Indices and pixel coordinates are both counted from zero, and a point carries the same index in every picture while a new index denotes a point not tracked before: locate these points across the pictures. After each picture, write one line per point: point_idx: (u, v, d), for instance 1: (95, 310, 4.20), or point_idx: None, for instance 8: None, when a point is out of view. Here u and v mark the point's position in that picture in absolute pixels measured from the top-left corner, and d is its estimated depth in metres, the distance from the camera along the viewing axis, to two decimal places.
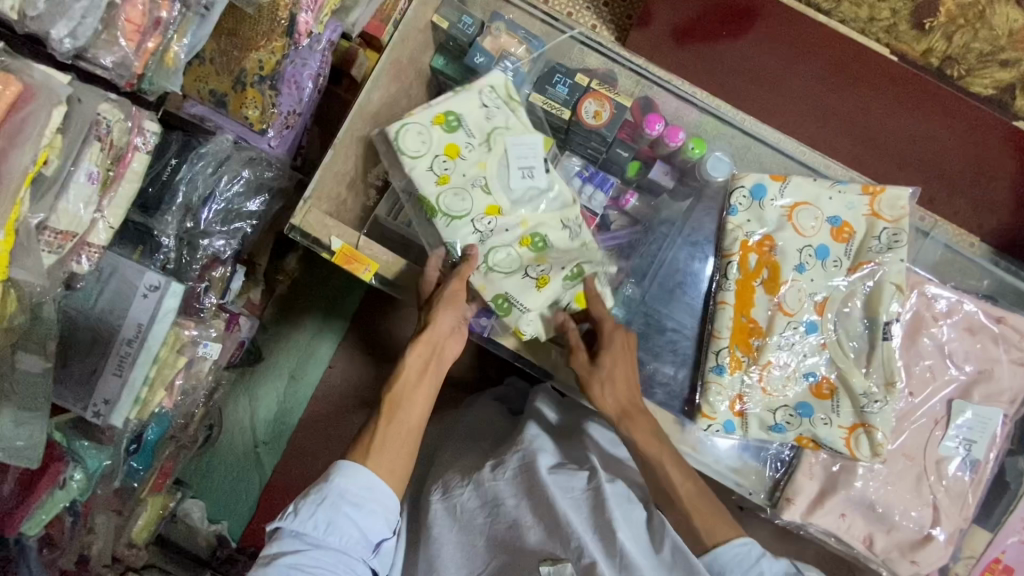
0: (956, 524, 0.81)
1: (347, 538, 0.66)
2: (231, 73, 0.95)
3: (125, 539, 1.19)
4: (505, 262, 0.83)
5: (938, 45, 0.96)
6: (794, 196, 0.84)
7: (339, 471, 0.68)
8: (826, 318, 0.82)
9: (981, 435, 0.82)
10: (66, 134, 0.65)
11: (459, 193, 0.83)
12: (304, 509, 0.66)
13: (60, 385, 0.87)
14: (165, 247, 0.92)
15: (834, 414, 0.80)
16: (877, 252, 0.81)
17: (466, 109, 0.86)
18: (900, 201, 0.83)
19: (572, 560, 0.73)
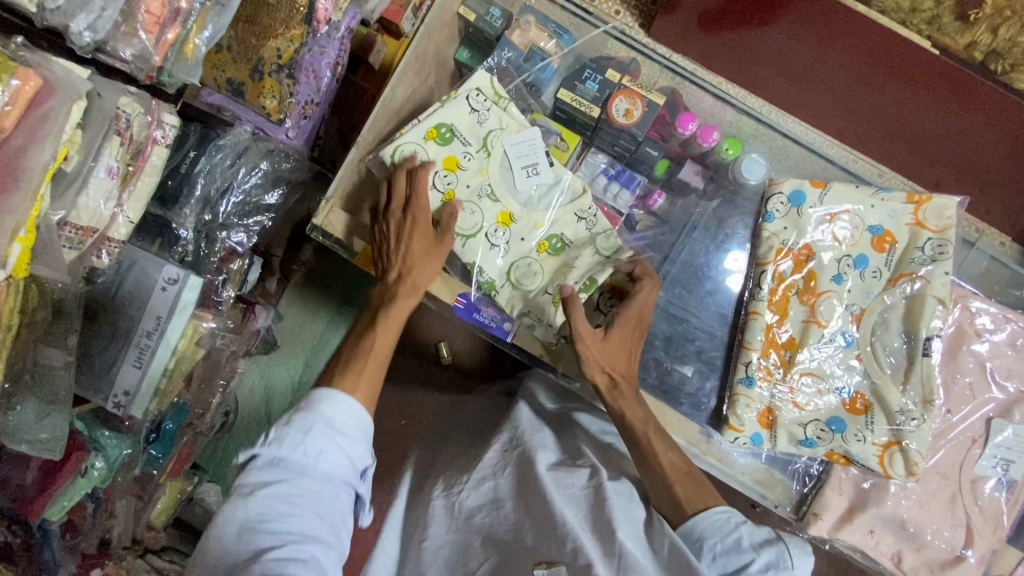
0: (989, 546, 0.80)
1: (335, 464, 0.64)
2: (248, 62, 0.92)
3: (145, 521, 1.21)
4: (524, 278, 0.83)
5: (983, 38, 0.93)
6: (833, 204, 0.83)
7: (324, 398, 0.67)
8: (864, 330, 0.80)
9: (1020, 455, 0.80)
10: (87, 131, 0.64)
11: (471, 208, 0.83)
12: (289, 437, 0.64)
13: (82, 376, 0.88)
14: (184, 239, 0.92)
15: (868, 431, 0.79)
16: (920, 264, 0.79)
17: (457, 117, 0.84)
18: (946, 211, 0.80)
19: (567, 563, 0.70)
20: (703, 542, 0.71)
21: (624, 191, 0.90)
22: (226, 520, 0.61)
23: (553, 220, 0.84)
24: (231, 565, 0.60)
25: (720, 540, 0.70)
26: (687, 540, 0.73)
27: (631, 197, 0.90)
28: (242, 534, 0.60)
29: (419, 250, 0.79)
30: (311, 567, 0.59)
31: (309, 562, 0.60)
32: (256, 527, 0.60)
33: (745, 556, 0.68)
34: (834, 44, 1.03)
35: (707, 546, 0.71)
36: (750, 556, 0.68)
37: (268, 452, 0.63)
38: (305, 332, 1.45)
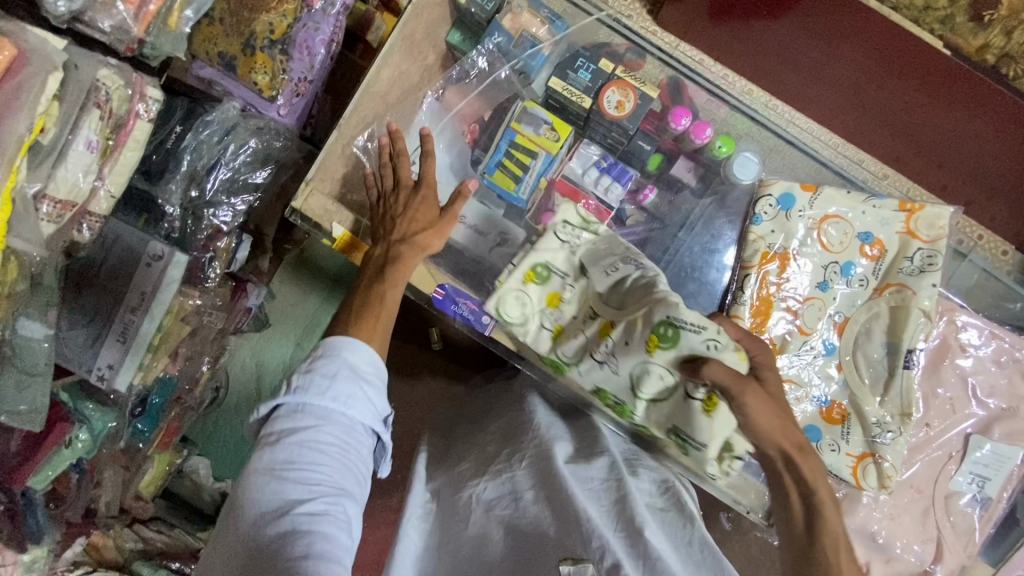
0: (958, 561, 0.80)
1: (360, 411, 0.65)
2: (241, 36, 0.91)
3: (133, 491, 1.23)
4: (653, 387, 0.70)
5: (996, 41, 0.88)
6: (823, 209, 0.81)
7: (344, 346, 0.67)
8: (846, 340, 0.80)
9: (995, 473, 0.80)
10: (64, 102, 0.63)
11: (517, 298, 0.76)
12: (316, 384, 0.64)
13: (66, 348, 0.88)
14: (170, 216, 0.91)
15: (843, 441, 0.78)
16: (908, 275, 0.78)
17: (840, 207, 0.81)
18: (939, 220, 0.79)
19: (594, 561, 0.66)
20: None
21: (619, 185, 0.89)
22: (257, 474, 0.62)
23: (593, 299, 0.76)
24: (260, 514, 0.59)
25: None
26: None
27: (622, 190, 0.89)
28: (275, 484, 0.61)
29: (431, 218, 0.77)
30: (346, 516, 0.61)
31: (345, 510, 0.61)
32: (290, 478, 0.60)
33: None
34: (840, 37, 1.00)
35: None
36: None
37: (297, 401, 0.63)
38: (296, 312, 1.45)
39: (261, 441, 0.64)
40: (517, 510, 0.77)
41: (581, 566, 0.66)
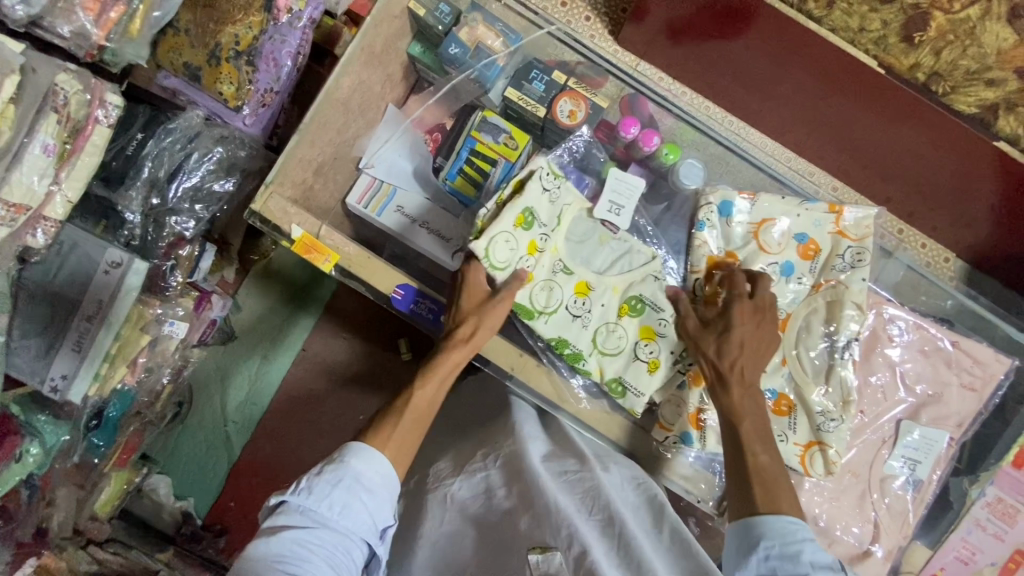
0: (894, 541, 0.84)
1: (357, 522, 0.65)
2: (206, 47, 0.91)
3: (88, 511, 1.19)
4: (610, 342, 0.83)
5: (926, 60, 0.93)
6: (760, 214, 0.86)
7: (356, 452, 0.68)
8: (788, 335, 0.83)
9: (925, 455, 0.85)
10: (20, 104, 0.63)
11: (508, 239, 0.78)
12: (318, 488, 0.65)
13: (18, 358, 0.86)
14: (130, 223, 0.91)
15: (791, 432, 0.81)
16: (840, 270, 0.84)
17: (779, 212, 0.86)
18: (864, 221, 0.85)
19: (561, 549, 0.66)
20: (760, 541, 0.65)
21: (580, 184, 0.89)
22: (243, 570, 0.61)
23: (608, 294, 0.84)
24: None
25: (779, 546, 0.64)
26: (742, 533, 0.67)
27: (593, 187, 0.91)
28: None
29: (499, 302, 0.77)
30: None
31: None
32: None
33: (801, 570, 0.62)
34: (790, 58, 1.06)
35: (762, 545, 0.64)
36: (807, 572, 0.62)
37: (294, 501, 0.64)
38: (265, 325, 1.44)
39: (256, 534, 0.64)
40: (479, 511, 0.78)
41: (549, 555, 0.65)
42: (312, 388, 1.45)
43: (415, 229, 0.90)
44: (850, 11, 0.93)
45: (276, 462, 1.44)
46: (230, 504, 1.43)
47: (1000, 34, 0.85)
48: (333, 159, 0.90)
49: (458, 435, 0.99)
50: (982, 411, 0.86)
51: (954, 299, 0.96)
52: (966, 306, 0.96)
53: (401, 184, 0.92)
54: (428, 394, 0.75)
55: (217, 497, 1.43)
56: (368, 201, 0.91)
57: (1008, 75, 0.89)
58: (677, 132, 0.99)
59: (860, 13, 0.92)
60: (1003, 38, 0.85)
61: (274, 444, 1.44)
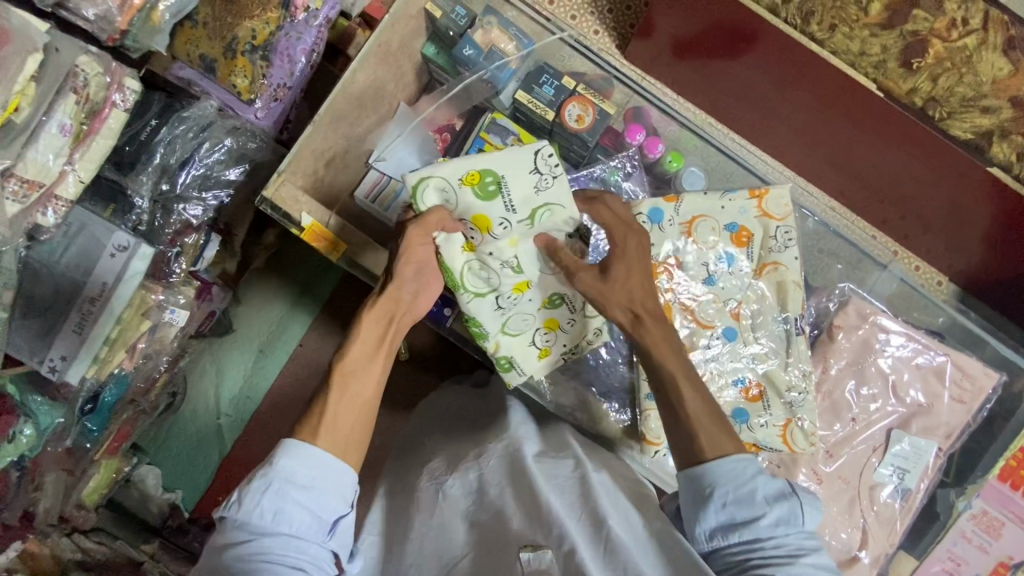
0: (881, 548, 0.89)
1: (299, 522, 0.62)
2: (223, 40, 0.94)
3: (75, 498, 1.17)
4: (515, 324, 0.86)
5: (924, 85, 0.96)
6: (690, 212, 0.89)
7: (281, 452, 0.64)
8: (742, 324, 0.89)
9: (913, 465, 0.90)
10: (40, 83, 0.65)
11: (443, 188, 0.80)
12: (247, 499, 0.62)
13: (18, 338, 0.87)
14: (138, 208, 0.92)
15: (768, 415, 0.87)
16: (779, 252, 0.89)
17: (702, 204, 0.89)
18: (783, 198, 0.89)
19: (554, 547, 0.67)
20: (714, 489, 0.69)
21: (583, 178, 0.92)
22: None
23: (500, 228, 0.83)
24: None
25: (733, 489, 0.68)
26: (697, 485, 0.70)
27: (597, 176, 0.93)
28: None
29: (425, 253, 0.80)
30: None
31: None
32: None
33: (757, 509, 0.67)
34: (793, 78, 1.09)
35: (717, 494, 0.68)
36: (762, 510, 0.67)
37: (233, 516, 0.62)
38: (262, 318, 1.45)
39: (204, 557, 0.63)
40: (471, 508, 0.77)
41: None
42: (307, 383, 1.46)
43: None
44: (852, 36, 0.96)
45: (267, 455, 1.44)
46: (220, 498, 1.42)
47: (996, 64, 0.85)
48: (344, 152, 0.92)
49: (451, 432, 0.99)
50: (971, 423, 0.91)
51: (946, 314, 0.98)
52: (958, 321, 0.97)
53: (410, 181, 0.92)
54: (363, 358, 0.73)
55: (205, 492, 1.42)
56: (376, 197, 0.91)
57: (1003, 104, 0.90)
58: (678, 139, 1.01)
59: (861, 38, 0.95)
60: (1000, 68, 0.85)
61: (267, 438, 1.44)
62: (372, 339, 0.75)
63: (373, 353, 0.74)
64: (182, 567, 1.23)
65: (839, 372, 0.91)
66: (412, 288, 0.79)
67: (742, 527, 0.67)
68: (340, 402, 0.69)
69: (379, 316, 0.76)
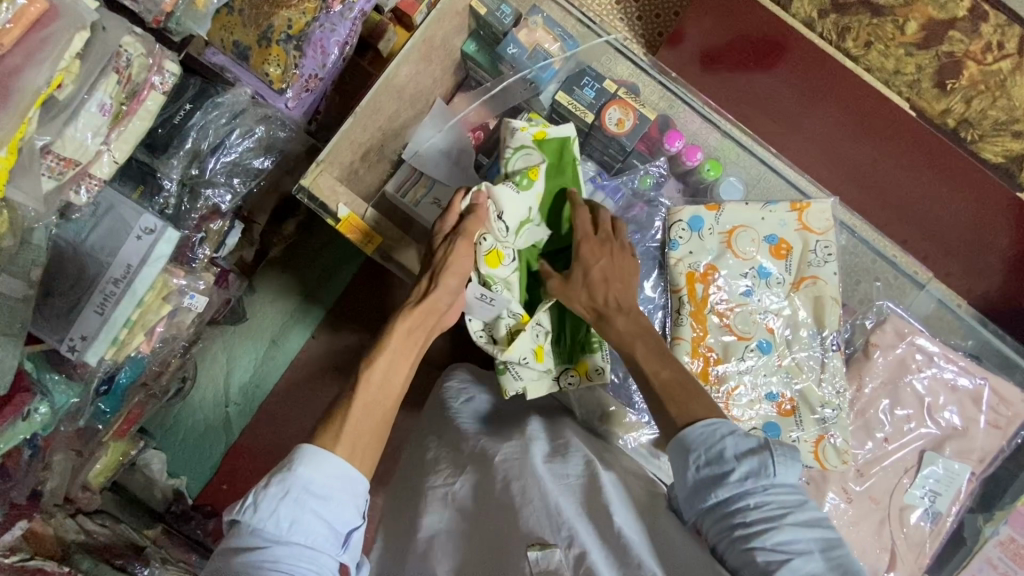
0: (909, 570, 0.88)
1: (314, 535, 0.60)
2: (258, 27, 0.94)
3: (82, 480, 1.16)
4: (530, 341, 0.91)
5: (957, 107, 0.95)
6: (729, 223, 0.92)
7: (302, 458, 0.61)
8: (776, 335, 0.91)
9: (946, 488, 0.90)
10: (86, 62, 0.64)
11: (527, 158, 0.88)
12: (264, 505, 0.59)
13: (39, 315, 0.86)
14: (166, 190, 0.92)
15: (800, 430, 0.88)
16: (816, 266, 0.91)
17: (745, 216, 0.92)
18: (824, 213, 0.92)
19: (561, 547, 0.63)
20: (687, 453, 0.66)
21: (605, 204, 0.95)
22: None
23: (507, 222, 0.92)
24: None
25: (704, 453, 0.65)
26: (673, 450, 0.68)
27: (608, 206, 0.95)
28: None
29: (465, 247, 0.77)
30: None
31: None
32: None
33: (727, 466, 0.64)
34: (823, 91, 1.08)
35: (690, 460, 0.65)
36: (732, 466, 0.63)
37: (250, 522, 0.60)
38: (277, 307, 1.44)
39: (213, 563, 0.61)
40: (484, 508, 0.75)
41: (550, 551, 0.62)
42: (319, 376, 1.45)
43: None
44: (887, 53, 0.96)
45: (275, 446, 1.43)
46: (223, 487, 1.42)
47: None
48: (379, 145, 0.93)
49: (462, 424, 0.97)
50: (1005, 448, 0.92)
51: (976, 337, 0.99)
52: (990, 344, 0.99)
53: (439, 176, 0.92)
54: (397, 381, 0.71)
55: (210, 480, 1.42)
56: (406, 192, 0.93)
57: None
58: (719, 149, 1.01)
59: (896, 55, 0.95)
60: None
61: (276, 429, 1.44)
62: (405, 342, 0.73)
63: (400, 363, 0.72)
64: (185, 553, 1.24)
65: (873, 391, 0.92)
66: (450, 299, 0.77)
67: (718, 487, 0.64)
68: (365, 410, 0.68)
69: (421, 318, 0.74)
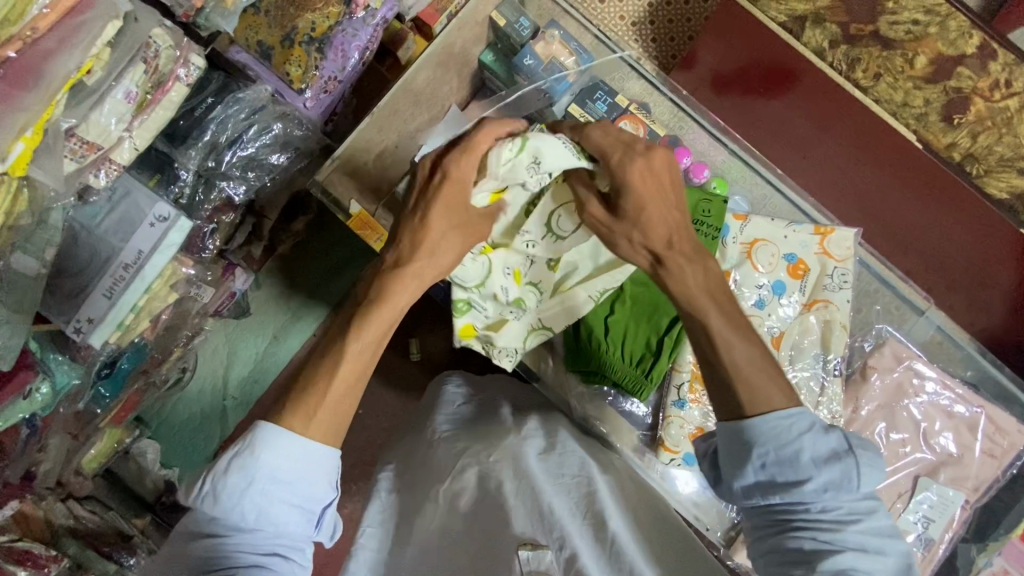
0: None
1: (282, 520, 0.60)
2: (282, 28, 0.96)
3: (75, 465, 1.15)
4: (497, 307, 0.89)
5: (963, 141, 1.02)
6: (753, 234, 0.93)
7: (261, 446, 0.60)
8: (781, 352, 0.91)
9: (939, 515, 0.90)
10: (116, 50, 0.67)
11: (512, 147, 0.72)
12: (226, 498, 0.59)
13: (48, 295, 0.88)
14: (182, 180, 0.95)
15: None
16: (830, 290, 0.91)
17: (769, 231, 0.93)
18: (846, 242, 0.93)
19: (553, 549, 0.61)
20: (753, 448, 0.62)
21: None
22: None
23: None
24: None
25: (774, 451, 0.61)
26: (735, 438, 0.63)
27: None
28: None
29: (437, 209, 0.72)
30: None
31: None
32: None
33: (803, 473, 0.60)
34: (838, 114, 1.07)
35: (757, 455, 0.61)
36: (809, 474, 0.59)
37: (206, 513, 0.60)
38: (281, 303, 1.45)
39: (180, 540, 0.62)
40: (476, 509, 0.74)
41: (542, 551, 0.57)
42: None
43: None
44: (896, 86, 1.02)
45: None
46: None
47: None
48: (393, 147, 0.95)
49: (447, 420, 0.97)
50: (1000, 478, 0.92)
51: (975, 366, 0.99)
52: (988, 373, 0.99)
53: None
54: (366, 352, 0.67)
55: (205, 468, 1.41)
56: None
57: None
58: (726, 167, 1.02)
59: (904, 88, 1.02)
60: None
61: None
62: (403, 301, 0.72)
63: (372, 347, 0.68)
64: None
65: (869, 414, 0.92)
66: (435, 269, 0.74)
67: (785, 490, 0.60)
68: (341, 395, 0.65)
69: (411, 283, 0.71)
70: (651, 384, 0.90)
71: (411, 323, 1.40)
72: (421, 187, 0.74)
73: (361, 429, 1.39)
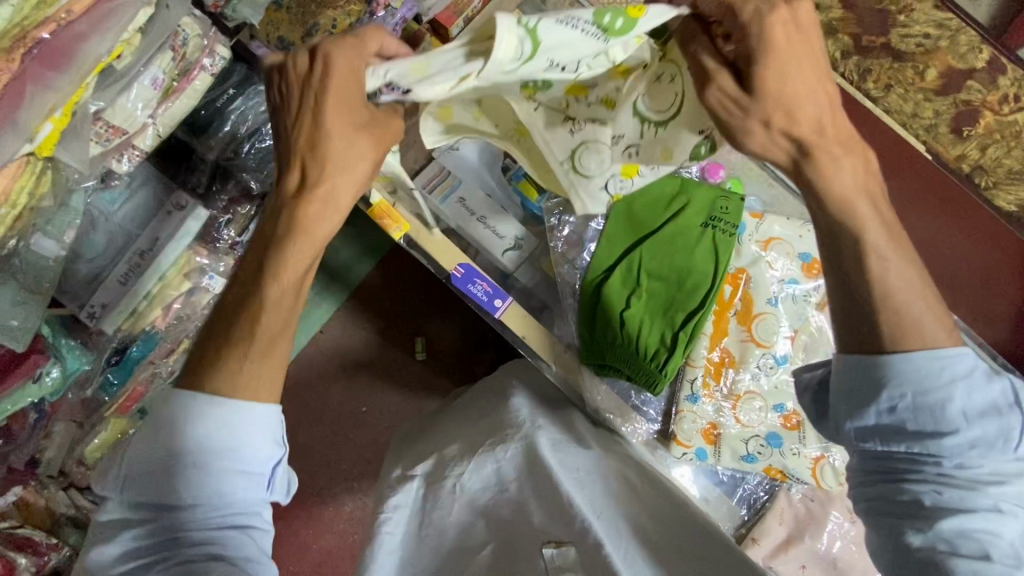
0: None
1: (221, 483, 0.56)
2: (303, 24, 0.93)
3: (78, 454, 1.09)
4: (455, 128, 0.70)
5: (972, 153, 1.01)
6: (768, 233, 0.94)
7: (182, 412, 0.56)
8: (794, 350, 0.93)
9: None
10: (146, 36, 0.68)
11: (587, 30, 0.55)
12: (156, 472, 0.56)
13: (65, 280, 0.89)
14: (201, 167, 0.99)
15: (801, 445, 0.91)
16: None
17: (782, 230, 0.95)
18: None
19: (576, 542, 0.63)
20: (888, 389, 0.58)
21: (593, 226, 0.95)
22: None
23: (519, 229, 0.95)
24: None
25: (915, 395, 0.57)
26: (872, 370, 0.59)
27: (601, 229, 0.95)
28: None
29: (328, 106, 0.56)
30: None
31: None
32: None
33: (953, 424, 0.57)
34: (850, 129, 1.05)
35: (888, 396, 0.58)
36: (954, 427, 0.57)
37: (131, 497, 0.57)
38: None
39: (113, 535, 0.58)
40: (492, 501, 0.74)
41: (563, 549, 0.62)
42: (323, 373, 1.39)
43: (473, 222, 0.94)
44: (907, 96, 1.01)
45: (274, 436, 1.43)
46: None
47: None
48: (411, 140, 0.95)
49: (456, 417, 0.97)
50: None
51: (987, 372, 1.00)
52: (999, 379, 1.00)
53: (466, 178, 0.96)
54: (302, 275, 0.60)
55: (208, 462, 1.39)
56: (433, 187, 0.95)
57: None
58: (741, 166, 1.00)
59: (915, 100, 1.00)
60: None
61: None
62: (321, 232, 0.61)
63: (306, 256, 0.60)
64: None
65: None
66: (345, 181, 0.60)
67: (929, 441, 0.57)
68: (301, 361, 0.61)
69: (324, 210, 0.59)
70: (665, 377, 0.89)
71: (418, 320, 1.40)
72: (303, 78, 0.57)
73: (369, 424, 1.39)
